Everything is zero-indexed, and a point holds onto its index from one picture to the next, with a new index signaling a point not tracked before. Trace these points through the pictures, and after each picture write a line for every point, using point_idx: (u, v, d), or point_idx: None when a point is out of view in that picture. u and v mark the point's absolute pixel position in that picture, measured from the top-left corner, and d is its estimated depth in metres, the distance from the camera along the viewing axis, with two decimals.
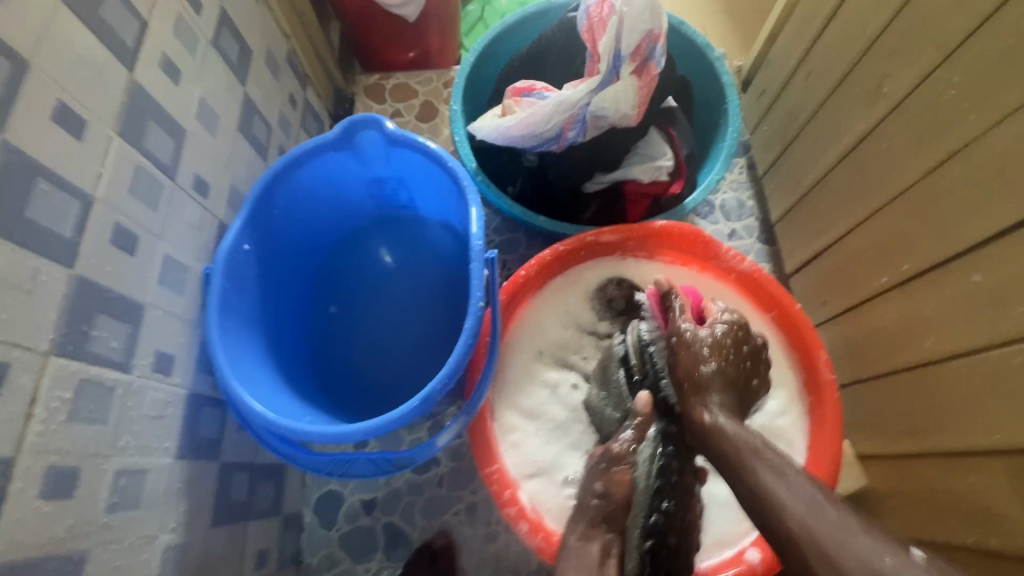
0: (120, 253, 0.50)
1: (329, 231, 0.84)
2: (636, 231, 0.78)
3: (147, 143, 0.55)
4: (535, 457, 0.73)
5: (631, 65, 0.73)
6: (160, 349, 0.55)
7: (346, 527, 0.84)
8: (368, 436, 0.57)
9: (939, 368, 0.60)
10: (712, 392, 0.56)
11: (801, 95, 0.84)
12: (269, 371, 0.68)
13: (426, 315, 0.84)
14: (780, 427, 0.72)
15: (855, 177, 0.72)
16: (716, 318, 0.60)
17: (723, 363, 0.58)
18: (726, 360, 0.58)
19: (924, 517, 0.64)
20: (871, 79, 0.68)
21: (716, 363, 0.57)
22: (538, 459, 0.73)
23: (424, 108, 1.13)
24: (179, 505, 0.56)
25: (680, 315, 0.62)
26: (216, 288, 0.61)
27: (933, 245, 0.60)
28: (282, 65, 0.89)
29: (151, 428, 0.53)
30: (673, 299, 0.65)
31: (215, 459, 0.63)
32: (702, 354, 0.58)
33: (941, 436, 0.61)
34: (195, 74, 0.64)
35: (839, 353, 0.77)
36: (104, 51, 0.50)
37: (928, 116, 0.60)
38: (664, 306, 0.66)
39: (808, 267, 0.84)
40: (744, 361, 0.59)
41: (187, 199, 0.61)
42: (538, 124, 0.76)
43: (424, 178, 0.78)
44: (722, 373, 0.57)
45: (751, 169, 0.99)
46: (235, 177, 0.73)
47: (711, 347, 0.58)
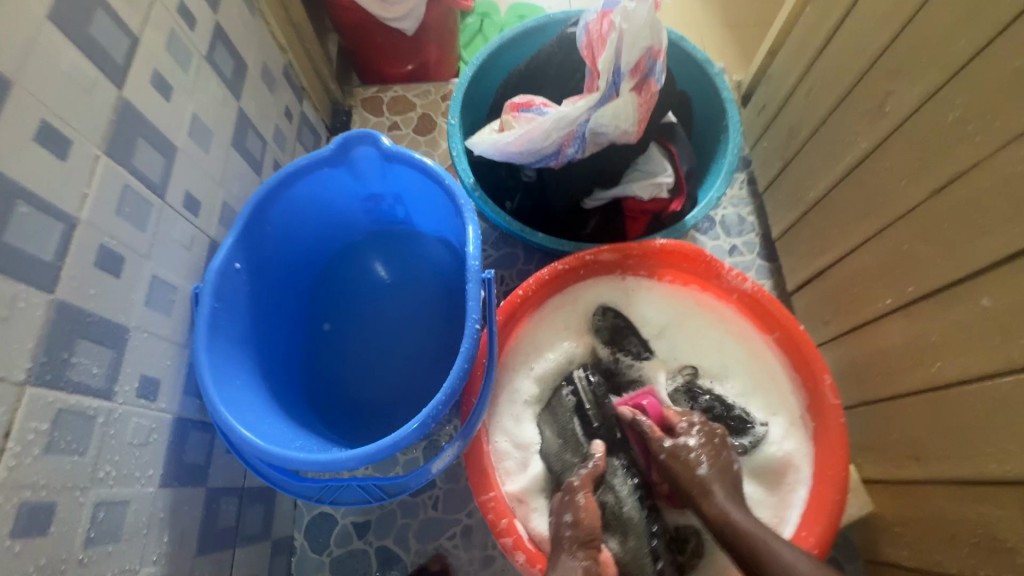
0: (104, 275, 0.49)
1: (323, 247, 0.83)
2: (636, 249, 0.77)
3: (135, 161, 0.54)
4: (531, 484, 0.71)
5: (630, 82, 0.72)
6: (144, 374, 0.53)
7: (338, 551, 0.82)
8: (362, 464, 0.55)
9: (948, 393, 0.59)
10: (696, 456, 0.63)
11: (801, 113, 0.83)
12: (259, 393, 0.66)
13: (421, 334, 0.82)
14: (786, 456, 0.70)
15: (857, 196, 0.71)
16: (682, 432, 0.66)
17: (710, 458, 0.63)
18: (720, 459, 0.64)
19: (934, 547, 0.62)
20: (874, 98, 0.67)
21: (705, 458, 0.63)
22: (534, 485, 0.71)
23: (422, 121, 1.12)
24: (162, 536, 0.54)
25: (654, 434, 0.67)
26: (204, 309, 0.59)
27: (940, 268, 0.59)
28: (278, 78, 0.88)
29: (134, 457, 0.51)
30: (641, 423, 0.69)
31: (201, 485, 0.61)
32: (692, 462, 0.63)
33: (950, 464, 0.59)
34: (187, 90, 0.63)
35: (843, 375, 0.76)
36: (91, 69, 0.49)
37: (933, 137, 0.59)
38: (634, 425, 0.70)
39: (810, 285, 0.83)
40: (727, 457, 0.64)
41: (176, 217, 0.60)
42: (537, 140, 0.75)
43: (420, 194, 0.76)
44: (715, 467, 0.63)
45: (751, 184, 0.98)
46: (228, 193, 0.71)
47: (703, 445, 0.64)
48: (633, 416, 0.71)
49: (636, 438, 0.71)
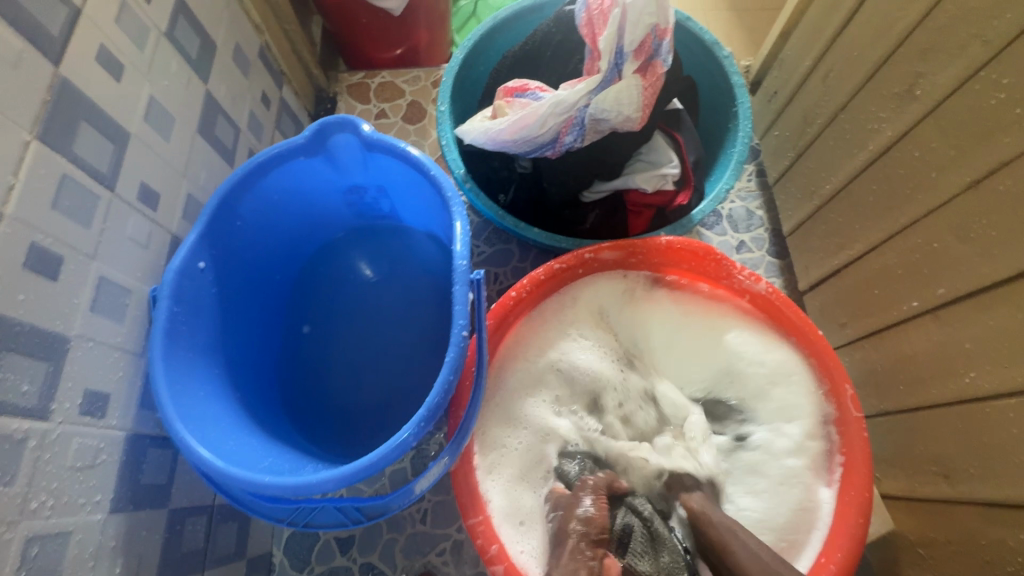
0: (37, 278, 0.43)
1: (301, 243, 0.77)
2: (639, 247, 0.71)
3: (76, 148, 0.48)
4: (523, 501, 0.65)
5: (634, 63, 0.66)
6: (90, 388, 0.47)
7: (319, 568, 0.76)
8: (336, 486, 0.50)
9: (983, 406, 0.53)
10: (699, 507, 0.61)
11: (817, 98, 0.77)
12: (226, 405, 0.60)
13: (408, 337, 0.76)
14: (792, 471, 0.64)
15: (880, 189, 0.65)
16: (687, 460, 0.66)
17: (706, 480, 0.65)
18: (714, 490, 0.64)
19: (963, 574, 0.57)
20: (901, 81, 0.61)
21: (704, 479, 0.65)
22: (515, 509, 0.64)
23: (412, 109, 1.06)
24: (113, 566, 0.49)
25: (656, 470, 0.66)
26: (162, 313, 0.53)
27: (976, 268, 0.53)
28: (253, 61, 0.81)
29: (77, 482, 0.45)
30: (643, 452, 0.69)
31: (162, 507, 0.55)
32: (686, 480, 0.65)
33: (984, 484, 0.54)
34: (142, 69, 0.57)
35: (861, 382, 0.70)
36: (17, 42, 0.43)
37: (971, 123, 0.53)
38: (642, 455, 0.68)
39: (825, 284, 0.77)
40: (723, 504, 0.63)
41: (130, 212, 0.54)
42: (532, 127, 0.69)
43: (405, 186, 0.70)
44: (710, 491, 0.64)
45: (761, 176, 0.92)
46: (193, 184, 0.65)
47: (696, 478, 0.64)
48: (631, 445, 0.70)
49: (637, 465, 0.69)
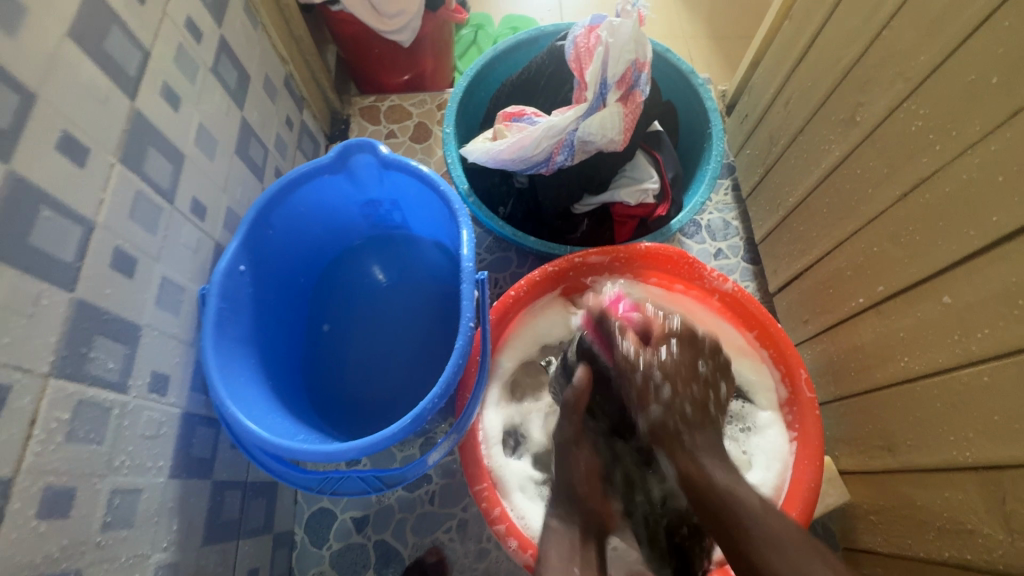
0: (119, 276, 0.52)
1: (322, 251, 0.86)
2: (623, 252, 0.80)
3: (146, 168, 0.57)
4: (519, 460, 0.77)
5: (616, 93, 0.76)
6: (155, 370, 0.56)
7: (337, 545, 0.84)
8: (360, 455, 0.58)
9: (914, 386, 0.62)
10: (657, 402, 0.56)
11: (780, 121, 0.87)
12: (261, 390, 0.68)
13: (417, 334, 0.85)
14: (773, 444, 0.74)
15: (832, 201, 0.74)
16: (664, 342, 0.58)
17: (675, 384, 0.56)
18: (687, 370, 0.57)
19: (905, 533, 0.65)
20: (846, 109, 0.71)
21: (670, 389, 0.56)
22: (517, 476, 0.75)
23: (418, 130, 1.16)
24: (171, 525, 0.57)
25: (622, 341, 0.60)
26: (211, 309, 0.62)
27: (905, 268, 0.63)
28: (279, 89, 0.91)
29: (145, 448, 0.53)
30: (608, 325, 0.62)
31: (208, 477, 0.64)
32: (654, 382, 0.56)
33: (918, 453, 0.63)
34: (193, 100, 0.66)
35: (820, 372, 0.80)
36: (106, 82, 0.52)
37: (898, 145, 0.63)
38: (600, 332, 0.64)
39: (790, 287, 0.87)
40: (698, 388, 0.57)
41: (184, 222, 0.63)
42: (528, 148, 0.79)
43: (416, 199, 0.80)
44: (678, 393, 0.56)
45: (736, 190, 1.02)
46: (232, 199, 0.74)
47: (674, 359, 0.57)
48: (601, 315, 0.64)
49: (600, 341, 0.65)
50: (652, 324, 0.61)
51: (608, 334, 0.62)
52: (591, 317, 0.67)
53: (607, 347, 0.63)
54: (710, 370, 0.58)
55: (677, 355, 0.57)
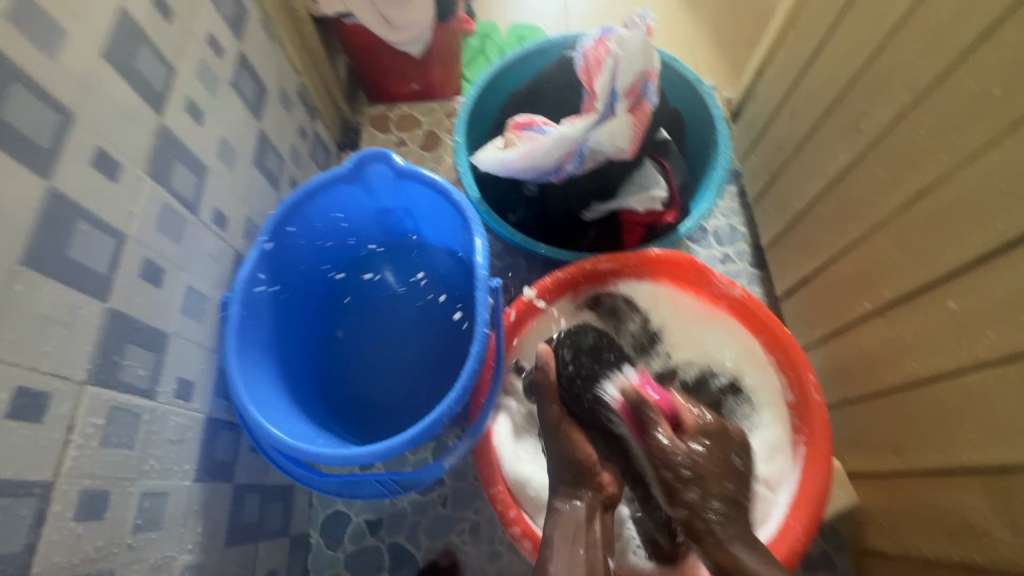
0: (147, 285, 0.53)
1: (336, 258, 0.88)
2: (632, 259, 0.82)
3: (172, 181, 0.59)
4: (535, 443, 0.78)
5: (625, 103, 0.77)
6: (181, 376, 0.58)
7: (352, 547, 0.86)
8: (378, 458, 0.60)
9: (921, 390, 0.63)
10: (694, 494, 0.57)
11: (786, 129, 0.88)
12: (280, 395, 0.70)
13: (429, 339, 0.87)
14: (772, 443, 0.77)
15: (838, 207, 0.76)
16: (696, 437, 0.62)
17: (698, 460, 0.59)
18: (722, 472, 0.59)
19: (913, 534, 0.66)
20: (850, 118, 0.72)
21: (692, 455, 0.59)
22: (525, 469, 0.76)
23: (428, 138, 1.18)
24: (196, 527, 0.58)
25: (657, 429, 0.61)
26: (233, 316, 0.64)
27: (910, 275, 0.64)
28: (293, 100, 0.93)
29: (172, 452, 0.55)
30: (643, 410, 0.63)
31: (229, 481, 0.65)
32: (681, 466, 0.58)
33: (925, 455, 0.64)
34: (215, 114, 0.68)
35: (827, 376, 0.81)
36: (136, 99, 0.54)
37: (903, 154, 0.64)
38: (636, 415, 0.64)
39: (797, 291, 0.88)
40: (730, 487, 0.58)
41: (207, 232, 0.65)
42: (539, 157, 0.80)
43: (428, 208, 0.82)
44: (710, 471, 0.58)
45: (742, 196, 1.04)
46: (250, 209, 0.76)
47: (705, 455, 0.60)
48: (634, 398, 0.64)
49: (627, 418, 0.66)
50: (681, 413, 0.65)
51: (642, 417, 0.63)
52: (624, 404, 0.66)
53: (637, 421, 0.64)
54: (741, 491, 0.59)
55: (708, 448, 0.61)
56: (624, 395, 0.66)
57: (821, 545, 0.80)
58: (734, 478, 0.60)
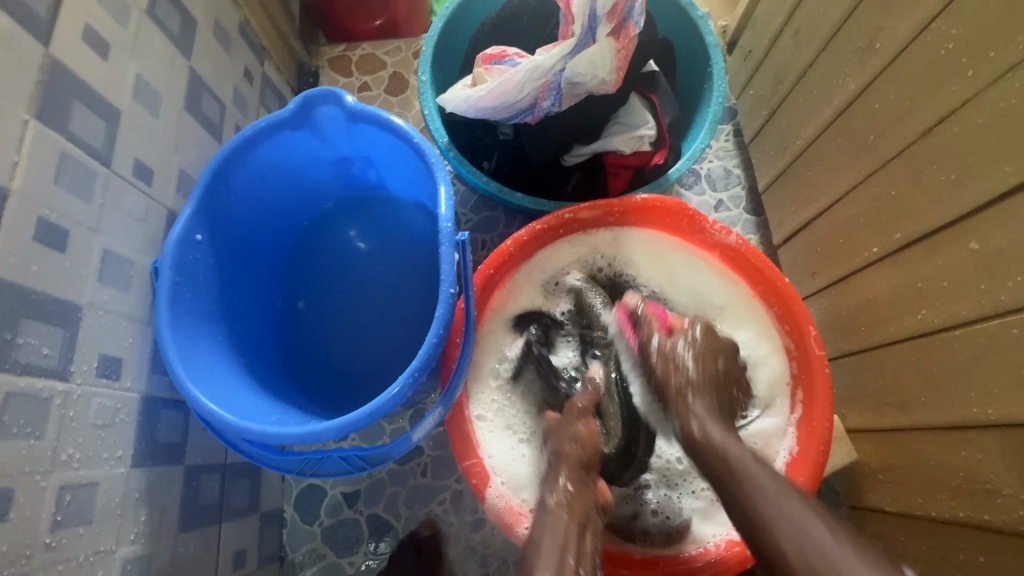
0: (48, 251, 0.46)
1: (293, 217, 0.80)
2: (617, 205, 0.75)
3: (72, 126, 0.50)
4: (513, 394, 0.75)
5: (607, 26, 0.68)
6: (105, 353, 0.51)
7: (329, 521, 0.82)
8: (339, 434, 0.54)
9: (932, 340, 0.58)
10: (688, 391, 0.59)
11: (788, 56, 0.79)
12: (231, 368, 0.64)
13: (402, 301, 0.80)
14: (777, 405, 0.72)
15: (845, 140, 0.68)
16: (684, 334, 0.63)
17: (698, 362, 0.60)
18: (709, 363, 0.61)
19: (914, 491, 0.63)
20: (863, 37, 0.63)
21: (700, 371, 0.60)
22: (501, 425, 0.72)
23: (394, 81, 1.06)
24: (139, 515, 0.53)
25: (648, 330, 0.65)
26: (165, 283, 0.57)
27: (925, 213, 0.57)
28: (233, 36, 0.82)
29: (101, 438, 0.49)
30: (639, 313, 0.67)
31: (179, 463, 0.59)
32: (686, 368, 0.60)
33: (933, 411, 0.59)
34: (127, 47, 0.58)
35: (829, 326, 0.76)
36: (8, 24, 0.44)
37: (923, 75, 0.56)
38: (636, 325, 0.68)
39: (795, 238, 0.81)
40: (721, 367, 0.62)
41: (128, 188, 0.56)
42: (511, 93, 0.71)
43: (391, 155, 0.72)
44: (696, 378, 0.59)
45: (738, 136, 0.95)
46: (185, 160, 0.67)
47: (698, 360, 0.60)
48: (635, 305, 0.69)
49: (630, 331, 0.69)
50: (671, 330, 0.64)
51: (635, 316, 0.68)
52: (625, 310, 0.70)
53: (637, 332, 0.67)
54: (728, 366, 0.63)
55: (699, 347, 0.61)
56: (625, 306, 0.70)
57: (816, 501, 0.77)
58: (721, 362, 0.62)
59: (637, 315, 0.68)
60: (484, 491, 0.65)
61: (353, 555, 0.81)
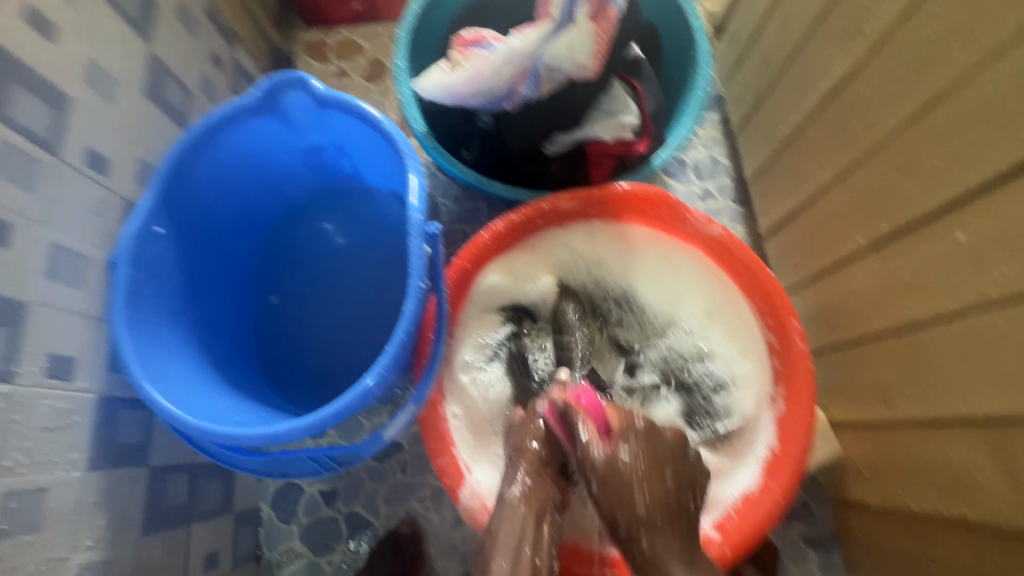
0: None
1: (264, 209, 0.77)
2: (598, 195, 0.73)
3: (13, 112, 0.47)
4: (493, 393, 0.73)
5: (586, 7, 0.65)
6: (55, 353, 0.49)
7: (306, 519, 0.80)
8: (307, 434, 0.52)
9: (918, 333, 0.57)
10: (625, 515, 0.52)
11: (775, 41, 0.76)
12: (195, 365, 0.62)
13: (378, 295, 0.78)
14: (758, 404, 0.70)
15: (832, 127, 0.66)
16: (625, 441, 0.55)
17: (641, 464, 0.54)
18: (653, 478, 0.53)
19: (897, 486, 0.62)
20: (851, 18, 0.61)
21: (636, 473, 0.53)
22: (482, 423, 0.71)
23: (372, 67, 1.03)
24: (96, 520, 0.51)
25: (590, 442, 0.54)
26: (121, 279, 0.54)
27: (912, 203, 0.55)
28: (199, 18, 0.78)
29: (51, 440, 0.47)
30: (573, 419, 0.56)
31: (142, 465, 0.57)
32: (631, 486, 0.52)
33: (918, 406, 0.58)
34: (76, 29, 0.55)
35: (814, 317, 0.74)
36: None
37: (911, 59, 0.54)
38: (566, 423, 0.57)
39: (781, 229, 0.80)
40: (677, 476, 0.55)
41: (80, 179, 0.54)
42: (487, 78, 0.69)
43: (364, 144, 0.69)
44: (641, 452, 0.54)
45: (725, 124, 0.93)
46: (145, 149, 0.64)
47: (632, 460, 0.53)
48: (562, 401, 0.57)
49: (557, 425, 0.58)
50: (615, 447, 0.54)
51: (571, 424, 0.56)
52: (552, 409, 0.58)
53: (567, 432, 0.57)
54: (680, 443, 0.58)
55: (643, 455, 0.54)
56: (552, 404, 0.58)
57: (800, 495, 0.76)
58: (671, 470, 0.55)
59: (574, 422, 0.56)
60: (459, 490, 0.64)
61: (331, 554, 0.79)
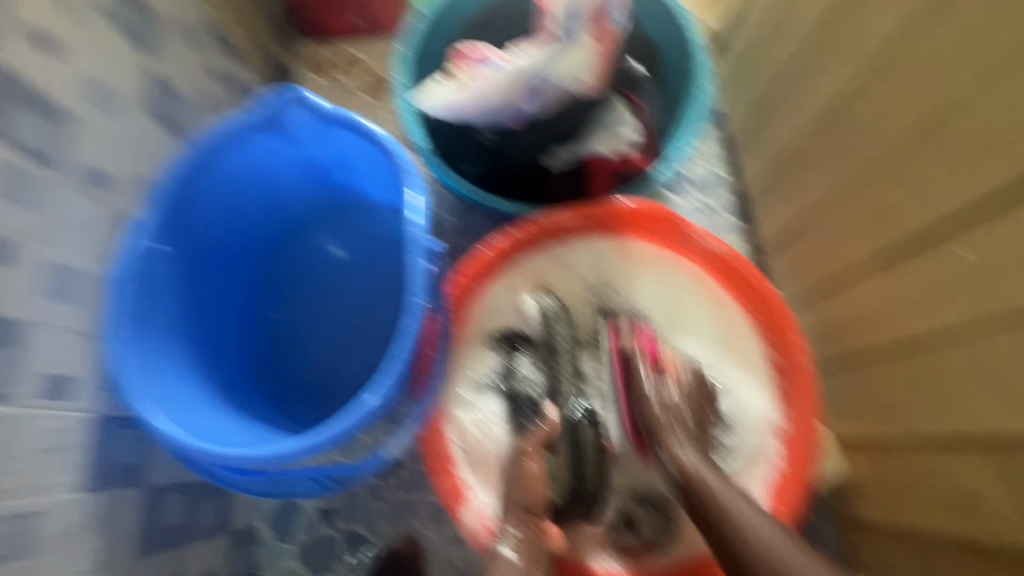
0: None
1: (266, 224, 0.77)
2: (601, 213, 0.73)
3: (15, 130, 0.47)
4: (490, 419, 0.71)
5: (587, 27, 0.66)
6: (50, 372, 0.48)
7: (305, 538, 0.79)
8: (306, 455, 0.51)
9: (927, 352, 0.56)
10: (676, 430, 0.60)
11: (776, 58, 0.76)
12: (193, 382, 0.61)
13: (379, 310, 0.77)
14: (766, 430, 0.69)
15: (835, 144, 0.65)
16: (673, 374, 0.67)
17: (687, 394, 0.66)
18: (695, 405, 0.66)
19: (908, 508, 0.61)
20: (854, 36, 0.61)
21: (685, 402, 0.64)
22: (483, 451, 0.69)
23: (375, 82, 1.03)
24: (90, 542, 0.51)
25: (641, 373, 0.65)
26: (119, 296, 0.54)
27: (916, 221, 0.55)
28: (203, 34, 0.78)
29: (45, 462, 0.47)
30: (631, 350, 0.68)
31: (138, 485, 0.57)
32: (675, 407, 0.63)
33: (927, 426, 0.57)
34: (81, 47, 0.55)
35: (822, 334, 0.73)
36: None
37: (915, 78, 0.53)
38: (626, 361, 0.67)
39: (785, 245, 0.79)
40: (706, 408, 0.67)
41: (80, 196, 0.54)
42: (490, 95, 0.69)
43: (365, 159, 0.69)
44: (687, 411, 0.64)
45: (728, 138, 0.93)
46: (146, 165, 0.64)
47: (683, 384, 0.66)
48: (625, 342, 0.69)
49: (619, 364, 0.68)
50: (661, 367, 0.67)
51: (628, 353, 0.67)
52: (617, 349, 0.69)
53: (627, 371, 0.67)
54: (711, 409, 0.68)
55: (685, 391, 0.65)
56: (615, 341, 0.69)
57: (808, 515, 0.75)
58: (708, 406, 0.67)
59: (631, 347, 0.68)
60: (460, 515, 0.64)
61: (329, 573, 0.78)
